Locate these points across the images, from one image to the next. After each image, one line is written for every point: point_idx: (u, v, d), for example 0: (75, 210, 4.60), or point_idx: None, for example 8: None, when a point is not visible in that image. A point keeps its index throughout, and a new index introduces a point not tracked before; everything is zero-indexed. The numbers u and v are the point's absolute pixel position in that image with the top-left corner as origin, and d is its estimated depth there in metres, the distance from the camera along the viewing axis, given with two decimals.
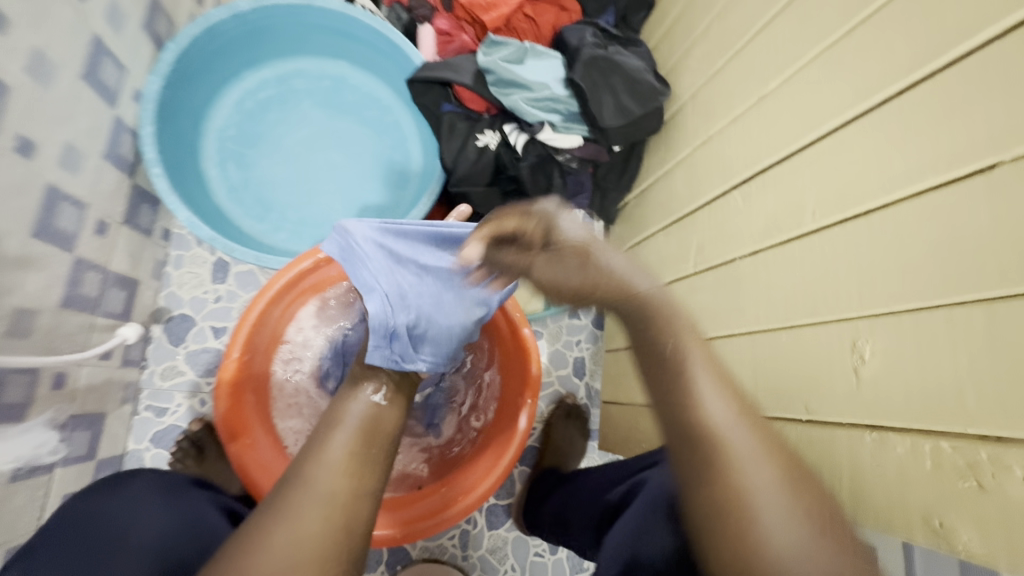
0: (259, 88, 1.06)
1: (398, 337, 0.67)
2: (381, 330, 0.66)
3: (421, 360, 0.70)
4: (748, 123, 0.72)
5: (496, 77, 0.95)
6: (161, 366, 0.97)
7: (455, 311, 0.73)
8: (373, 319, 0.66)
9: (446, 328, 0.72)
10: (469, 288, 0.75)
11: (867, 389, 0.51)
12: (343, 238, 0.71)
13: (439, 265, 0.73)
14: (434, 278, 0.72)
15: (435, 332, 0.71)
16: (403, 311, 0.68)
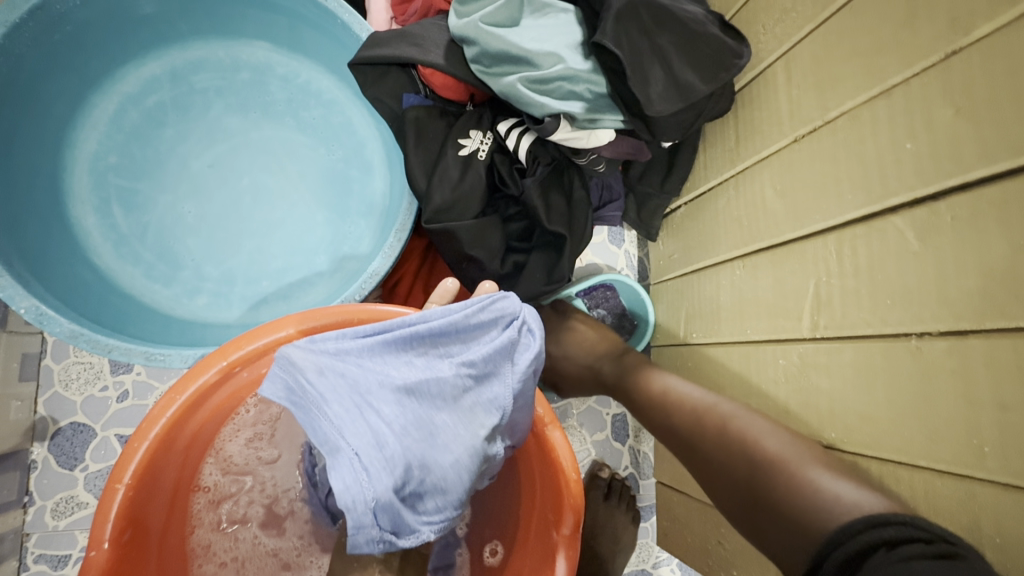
0: (146, 92, 0.75)
1: (386, 512, 0.38)
2: (361, 511, 0.38)
3: (428, 526, 0.42)
4: (914, 101, 0.43)
5: (479, 50, 0.61)
6: (52, 499, 0.70)
7: (463, 436, 0.44)
8: (343, 497, 0.38)
9: (456, 466, 0.43)
10: (476, 393, 0.46)
11: None
12: (283, 374, 0.44)
13: (426, 378, 0.45)
14: (420, 397, 0.44)
15: (441, 478, 0.42)
16: (390, 468, 0.39)
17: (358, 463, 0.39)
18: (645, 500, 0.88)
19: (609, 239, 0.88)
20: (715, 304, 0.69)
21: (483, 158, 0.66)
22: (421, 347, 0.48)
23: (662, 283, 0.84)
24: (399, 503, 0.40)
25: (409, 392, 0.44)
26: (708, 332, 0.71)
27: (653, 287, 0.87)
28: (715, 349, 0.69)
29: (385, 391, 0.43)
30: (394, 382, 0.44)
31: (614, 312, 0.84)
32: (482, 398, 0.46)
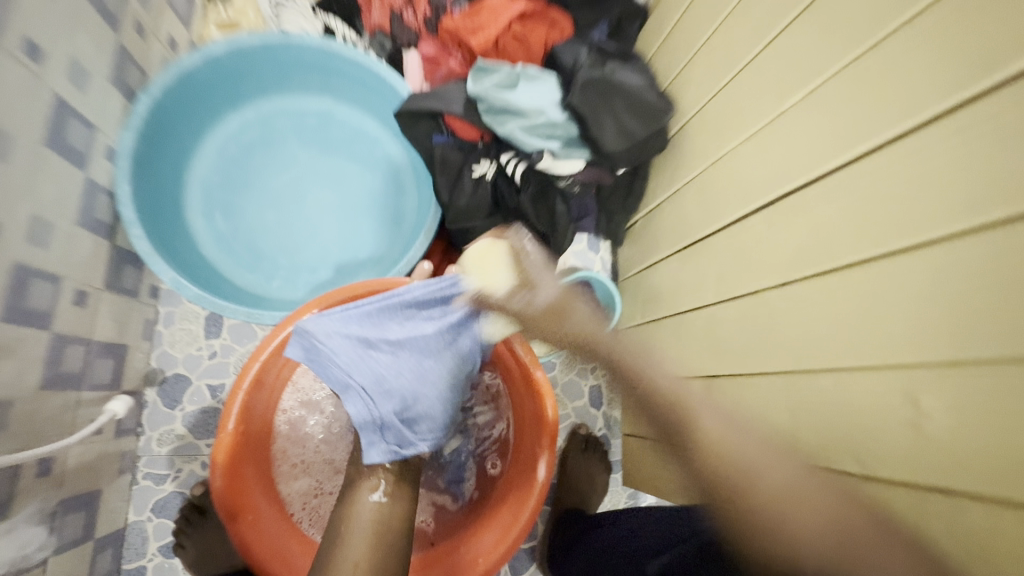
0: (242, 131, 1.01)
1: (390, 427, 0.65)
2: (372, 427, 0.65)
3: (422, 439, 0.67)
4: (764, 141, 0.67)
5: (488, 104, 0.89)
6: (158, 431, 0.92)
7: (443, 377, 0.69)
8: (358, 416, 0.65)
9: (438, 399, 0.68)
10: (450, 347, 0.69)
11: (930, 446, 0.45)
12: (302, 340, 0.68)
13: (411, 337, 0.68)
14: (409, 350, 0.67)
15: (429, 408, 0.67)
16: (388, 399, 0.65)
17: (367, 397, 0.65)
18: (615, 455, 1.09)
19: (587, 246, 1.12)
20: (661, 290, 0.92)
21: (489, 179, 0.92)
22: (407, 313, 0.70)
23: (627, 280, 1.07)
24: (400, 422, 0.65)
25: (400, 347, 0.67)
26: (656, 311, 0.94)
27: (621, 283, 1.10)
28: (661, 323, 0.92)
29: (383, 348, 0.67)
30: (389, 341, 0.68)
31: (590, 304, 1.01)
32: (456, 350, 0.70)
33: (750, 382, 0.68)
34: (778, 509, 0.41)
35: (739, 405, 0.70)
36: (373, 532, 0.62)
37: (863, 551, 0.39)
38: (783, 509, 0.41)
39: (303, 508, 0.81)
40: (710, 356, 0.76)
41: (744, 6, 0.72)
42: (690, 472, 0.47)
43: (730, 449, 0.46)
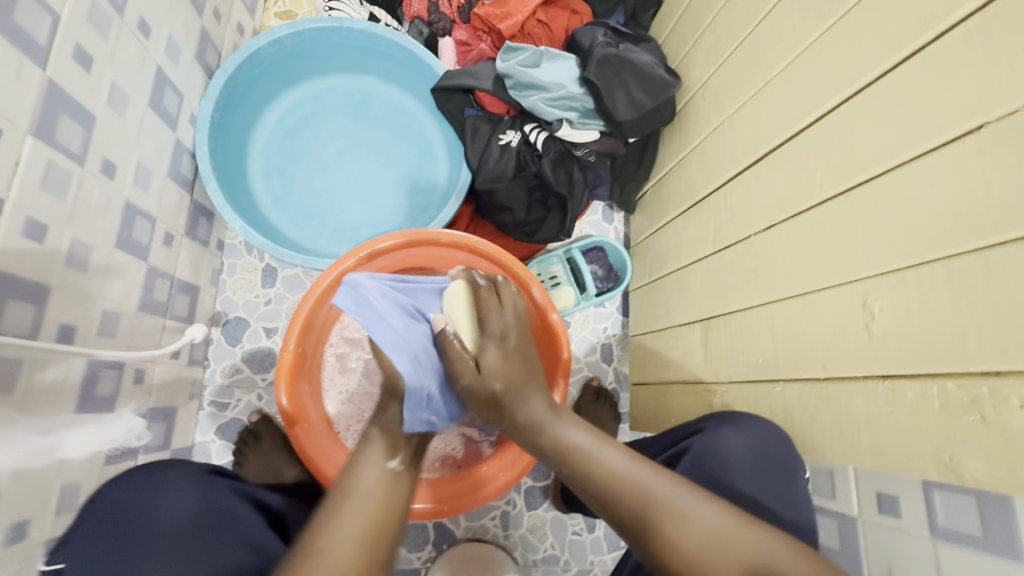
0: (296, 106, 1.14)
1: (433, 399, 0.68)
2: (420, 396, 0.66)
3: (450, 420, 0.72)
4: (755, 106, 0.77)
5: (514, 80, 1.01)
6: (221, 365, 1.05)
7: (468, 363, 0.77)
8: (409, 380, 0.66)
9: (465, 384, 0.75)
10: None
11: (878, 342, 0.54)
12: (354, 294, 0.70)
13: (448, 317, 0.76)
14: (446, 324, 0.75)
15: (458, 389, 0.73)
16: (432, 371, 0.69)
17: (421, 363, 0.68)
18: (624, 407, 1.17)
19: (602, 217, 1.22)
20: (667, 249, 1.01)
21: (514, 146, 1.03)
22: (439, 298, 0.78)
23: (638, 245, 1.17)
24: (438, 396, 0.69)
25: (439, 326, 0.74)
26: (663, 269, 1.03)
27: (633, 250, 1.19)
28: (666, 280, 1.01)
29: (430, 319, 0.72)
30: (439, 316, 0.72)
31: (604, 267, 1.12)
32: None
33: (740, 316, 0.77)
34: (693, 542, 0.54)
35: (731, 339, 0.78)
36: (381, 495, 0.60)
37: (731, 541, 0.53)
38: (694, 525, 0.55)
39: (349, 427, 0.92)
40: (707, 301, 0.85)
41: None
42: (639, 551, 0.57)
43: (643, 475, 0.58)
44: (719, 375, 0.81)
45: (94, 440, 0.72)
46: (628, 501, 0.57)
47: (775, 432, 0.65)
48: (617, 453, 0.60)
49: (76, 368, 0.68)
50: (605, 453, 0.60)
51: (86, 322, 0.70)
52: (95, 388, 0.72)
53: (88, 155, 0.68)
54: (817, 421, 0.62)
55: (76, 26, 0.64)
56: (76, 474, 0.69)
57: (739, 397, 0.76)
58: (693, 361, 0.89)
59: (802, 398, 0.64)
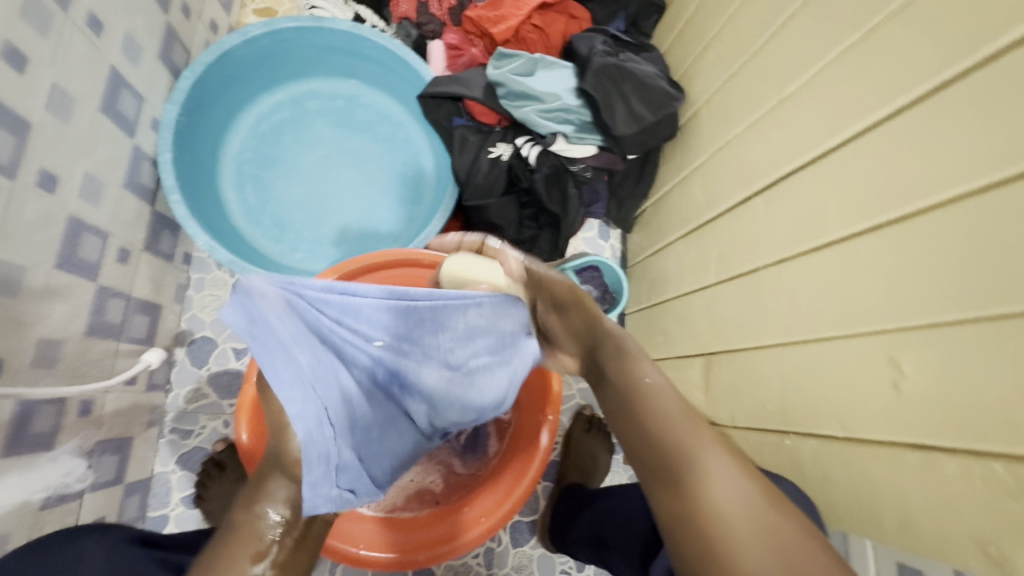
0: (273, 111, 1.07)
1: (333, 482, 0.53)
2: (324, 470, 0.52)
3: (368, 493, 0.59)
4: (765, 126, 0.70)
5: (507, 89, 0.94)
6: (185, 389, 0.98)
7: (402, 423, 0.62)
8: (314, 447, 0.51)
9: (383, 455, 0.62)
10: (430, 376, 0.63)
11: (909, 405, 0.47)
12: (245, 304, 0.53)
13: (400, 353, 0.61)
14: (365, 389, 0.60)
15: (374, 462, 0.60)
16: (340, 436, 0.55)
17: (337, 425, 0.55)
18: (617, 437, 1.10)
19: (597, 234, 1.15)
20: (667, 272, 0.95)
21: (505, 160, 0.96)
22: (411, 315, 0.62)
23: (635, 265, 1.10)
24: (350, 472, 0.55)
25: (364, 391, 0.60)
26: (662, 293, 0.96)
27: (629, 270, 1.13)
28: (666, 306, 0.94)
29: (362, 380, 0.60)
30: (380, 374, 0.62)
31: (598, 288, 1.06)
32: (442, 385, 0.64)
33: (746, 355, 0.70)
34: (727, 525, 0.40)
35: (736, 379, 0.72)
36: None
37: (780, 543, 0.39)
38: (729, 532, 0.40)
39: None
40: (710, 334, 0.79)
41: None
42: (669, 501, 0.43)
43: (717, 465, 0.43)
44: (722, 417, 0.75)
45: (24, 485, 0.64)
46: (679, 463, 0.44)
47: (794, 493, 0.56)
48: (722, 459, 0.43)
49: (4, 407, 0.60)
50: (707, 455, 0.43)
51: (17, 353, 0.62)
52: (29, 425, 0.65)
53: (21, 167, 0.60)
54: (832, 483, 0.55)
55: (6, 21, 0.57)
56: (3, 526, 0.61)
57: (744, 443, 0.70)
58: (693, 397, 0.83)
59: (816, 454, 0.58)
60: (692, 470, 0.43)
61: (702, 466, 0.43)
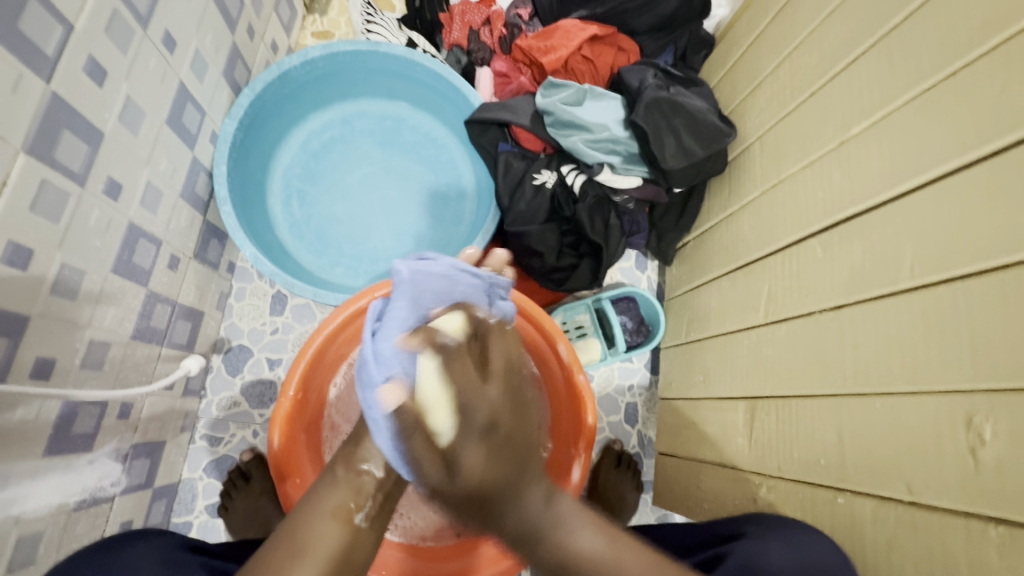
0: (324, 128, 1.09)
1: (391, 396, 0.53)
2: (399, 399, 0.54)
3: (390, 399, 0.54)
4: (826, 166, 0.68)
5: (554, 118, 0.96)
6: (219, 396, 0.98)
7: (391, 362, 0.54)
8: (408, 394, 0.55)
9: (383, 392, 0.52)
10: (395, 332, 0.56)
11: (988, 475, 0.44)
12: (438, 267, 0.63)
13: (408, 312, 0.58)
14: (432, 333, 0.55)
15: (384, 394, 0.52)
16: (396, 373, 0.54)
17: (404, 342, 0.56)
18: (647, 475, 1.05)
19: (635, 265, 1.13)
20: (709, 309, 0.92)
21: (549, 187, 0.96)
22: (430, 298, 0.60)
23: (673, 299, 1.07)
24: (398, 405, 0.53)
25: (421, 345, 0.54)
26: (703, 331, 0.93)
27: (666, 303, 1.10)
28: (706, 343, 0.91)
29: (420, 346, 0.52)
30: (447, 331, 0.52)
31: (634, 319, 1.03)
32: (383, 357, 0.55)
33: (798, 404, 0.67)
34: (596, 570, 0.46)
35: (787, 427, 0.68)
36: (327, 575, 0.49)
37: None
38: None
39: None
40: (756, 378, 0.76)
41: (814, 37, 0.74)
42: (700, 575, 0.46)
43: (556, 497, 0.47)
44: (767, 467, 0.71)
45: (59, 488, 0.65)
46: (498, 498, 0.44)
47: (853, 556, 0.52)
48: (596, 532, 0.48)
49: (50, 407, 0.61)
50: (578, 532, 0.47)
51: (68, 355, 0.64)
52: (71, 426, 0.66)
53: (90, 175, 0.62)
54: (899, 553, 0.51)
55: (91, 37, 0.59)
56: (36, 526, 0.62)
57: (791, 497, 0.66)
58: (735, 442, 0.79)
59: (877, 518, 0.54)
60: (501, 499, 0.44)
61: (563, 532, 0.47)
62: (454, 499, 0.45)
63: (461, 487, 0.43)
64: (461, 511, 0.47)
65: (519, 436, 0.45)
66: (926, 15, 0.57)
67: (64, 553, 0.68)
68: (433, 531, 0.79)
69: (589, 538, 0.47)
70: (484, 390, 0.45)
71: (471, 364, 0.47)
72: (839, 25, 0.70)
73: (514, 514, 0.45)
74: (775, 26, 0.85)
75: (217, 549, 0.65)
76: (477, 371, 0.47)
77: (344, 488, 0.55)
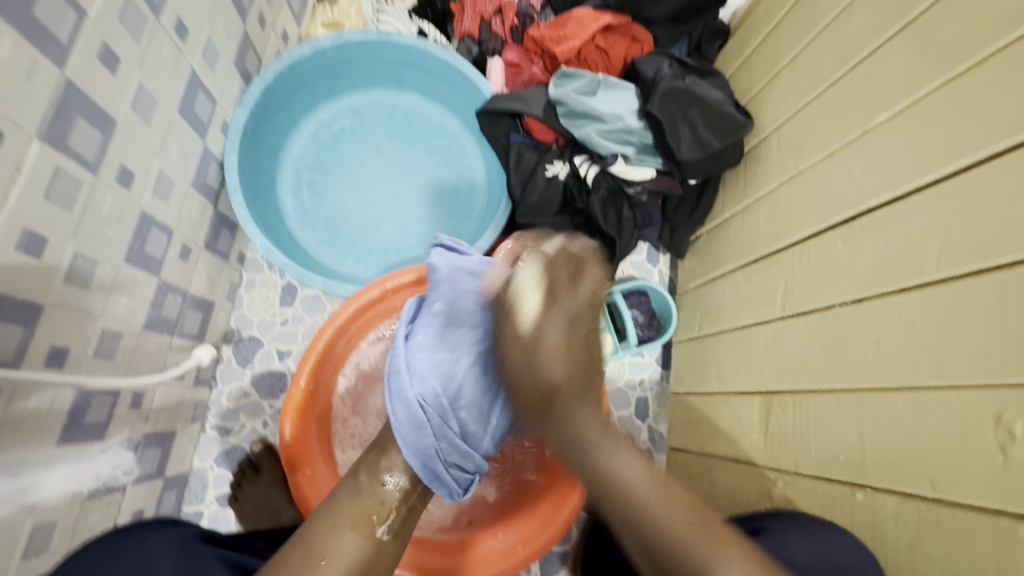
0: (334, 119, 1.09)
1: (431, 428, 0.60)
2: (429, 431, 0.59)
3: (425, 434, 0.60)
4: (848, 157, 0.67)
5: (567, 108, 0.94)
6: (229, 387, 0.98)
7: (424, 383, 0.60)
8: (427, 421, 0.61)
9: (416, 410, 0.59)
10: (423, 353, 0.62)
11: (1018, 472, 0.43)
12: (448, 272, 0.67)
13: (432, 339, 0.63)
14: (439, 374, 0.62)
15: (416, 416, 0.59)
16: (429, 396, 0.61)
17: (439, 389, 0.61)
18: None
19: (646, 258, 1.12)
20: (723, 303, 0.91)
21: (561, 179, 0.95)
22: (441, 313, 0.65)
23: (685, 293, 1.06)
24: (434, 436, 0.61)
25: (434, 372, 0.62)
26: (716, 325, 0.92)
27: (678, 297, 1.09)
28: (720, 337, 0.90)
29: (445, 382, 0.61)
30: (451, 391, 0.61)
31: (645, 313, 1.02)
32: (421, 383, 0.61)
33: (816, 399, 0.66)
34: (630, 498, 0.51)
35: (805, 422, 0.67)
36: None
37: None
38: (637, 511, 0.50)
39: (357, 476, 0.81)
40: (772, 373, 0.74)
41: (836, 24, 0.72)
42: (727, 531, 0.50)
43: (603, 426, 0.56)
44: (783, 463, 0.70)
45: (74, 477, 0.65)
46: (562, 400, 0.56)
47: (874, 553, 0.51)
48: (635, 463, 0.53)
49: (64, 396, 0.62)
50: (619, 462, 0.53)
51: (82, 343, 0.63)
52: (84, 415, 0.66)
53: (103, 163, 0.62)
54: (921, 551, 0.50)
55: (104, 22, 0.59)
56: (51, 514, 0.62)
57: (808, 494, 0.65)
58: (749, 438, 0.78)
59: (899, 516, 0.53)
60: (563, 400, 0.56)
61: (607, 458, 0.54)
62: (524, 392, 0.58)
63: (540, 383, 0.56)
64: (528, 405, 0.58)
65: (587, 353, 0.59)
66: (955, 0, 0.55)
67: (78, 541, 0.68)
68: (454, 524, 0.81)
69: (632, 467, 0.52)
70: (568, 300, 0.58)
71: (566, 274, 0.60)
72: (863, 11, 0.68)
73: (569, 435, 0.56)
74: (794, 14, 0.83)
75: (234, 542, 0.65)
76: (572, 279, 0.60)
77: (366, 498, 0.55)
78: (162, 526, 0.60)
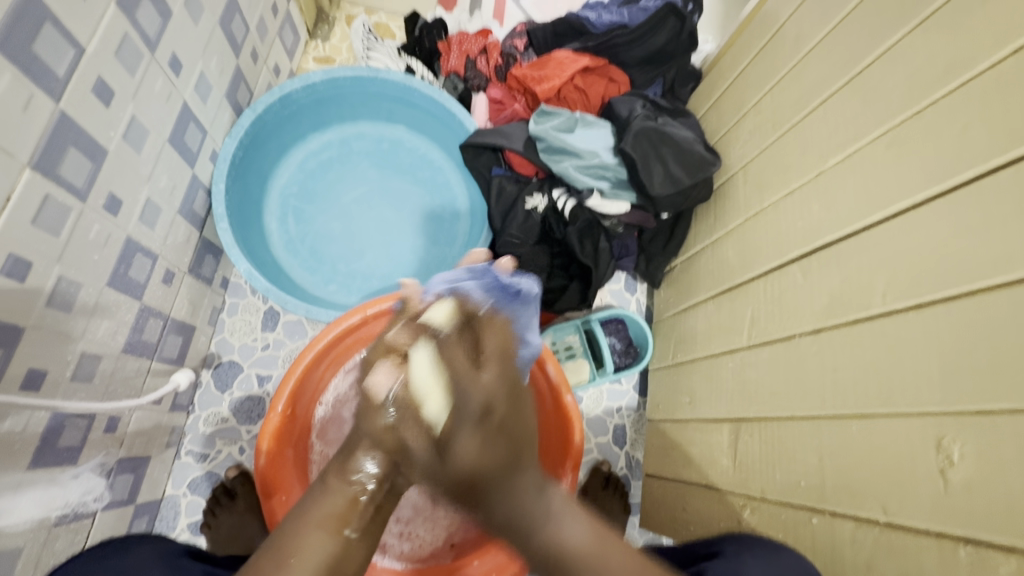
0: (321, 149, 1.12)
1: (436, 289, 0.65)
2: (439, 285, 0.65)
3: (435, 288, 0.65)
4: (805, 196, 0.71)
5: (546, 144, 0.99)
6: (206, 412, 0.98)
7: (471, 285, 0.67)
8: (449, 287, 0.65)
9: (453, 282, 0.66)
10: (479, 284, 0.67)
11: (957, 495, 0.46)
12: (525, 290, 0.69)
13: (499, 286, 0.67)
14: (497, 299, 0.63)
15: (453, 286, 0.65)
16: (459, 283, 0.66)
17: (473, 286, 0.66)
18: (634, 498, 1.05)
19: (624, 287, 1.15)
20: (696, 332, 0.94)
21: (540, 211, 0.99)
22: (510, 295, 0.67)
23: (661, 321, 1.09)
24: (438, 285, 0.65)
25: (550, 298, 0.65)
26: (689, 354, 0.95)
27: (654, 326, 1.12)
28: (692, 365, 0.93)
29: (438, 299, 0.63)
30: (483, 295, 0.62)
31: (623, 341, 1.04)
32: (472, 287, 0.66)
33: (779, 424, 0.68)
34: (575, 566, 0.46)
35: (770, 449, 0.69)
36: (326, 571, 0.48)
37: None
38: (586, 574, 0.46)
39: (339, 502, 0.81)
40: (740, 400, 0.77)
41: (794, 74, 0.78)
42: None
43: (546, 491, 0.50)
44: (751, 489, 0.72)
45: (42, 502, 0.64)
46: (489, 485, 0.48)
47: None
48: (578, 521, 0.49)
49: (38, 419, 0.62)
50: (564, 525, 0.48)
51: (59, 367, 0.64)
52: (58, 438, 0.66)
53: (92, 190, 0.64)
54: (875, 574, 0.52)
55: (101, 59, 0.62)
56: (16, 541, 0.61)
57: (775, 521, 0.66)
58: (720, 465, 0.80)
59: (855, 540, 0.55)
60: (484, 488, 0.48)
61: (547, 525, 0.48)
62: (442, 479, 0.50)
63: (454, 468, 0.48)
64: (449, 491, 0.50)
65: (509, 422, 0.51)
66: (892, 59, 0.61)
67: (43, 569, 0.67)
68: (437, 550, 0.81)
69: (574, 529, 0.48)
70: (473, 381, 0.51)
71: (464, 356, 0.54)
72: (817, 63, 0.74)
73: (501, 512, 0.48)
74: (757, 64, 0.89)
75: (216, 560, 0.65)
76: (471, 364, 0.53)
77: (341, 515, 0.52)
78: (136, 546, 0.59)
